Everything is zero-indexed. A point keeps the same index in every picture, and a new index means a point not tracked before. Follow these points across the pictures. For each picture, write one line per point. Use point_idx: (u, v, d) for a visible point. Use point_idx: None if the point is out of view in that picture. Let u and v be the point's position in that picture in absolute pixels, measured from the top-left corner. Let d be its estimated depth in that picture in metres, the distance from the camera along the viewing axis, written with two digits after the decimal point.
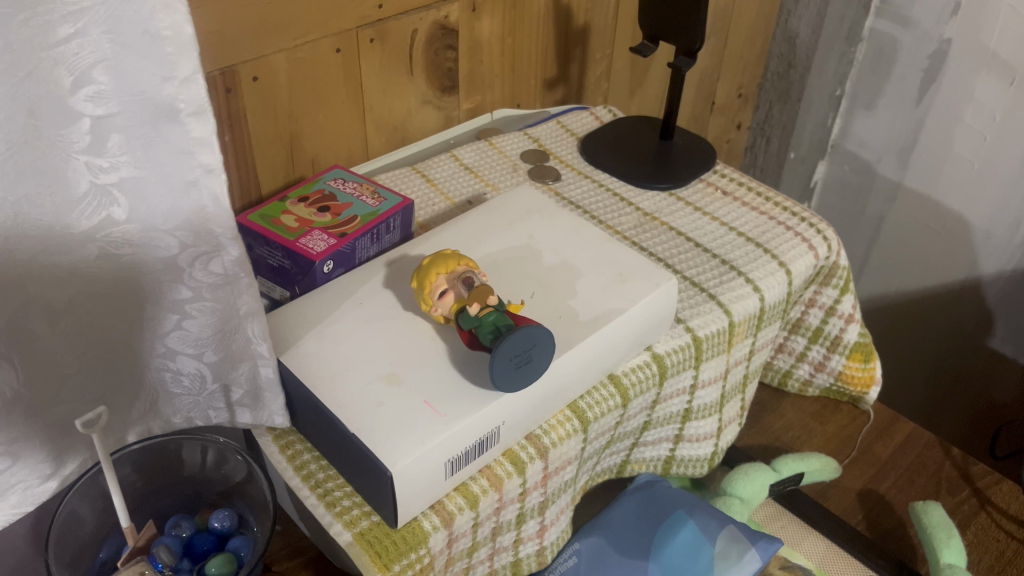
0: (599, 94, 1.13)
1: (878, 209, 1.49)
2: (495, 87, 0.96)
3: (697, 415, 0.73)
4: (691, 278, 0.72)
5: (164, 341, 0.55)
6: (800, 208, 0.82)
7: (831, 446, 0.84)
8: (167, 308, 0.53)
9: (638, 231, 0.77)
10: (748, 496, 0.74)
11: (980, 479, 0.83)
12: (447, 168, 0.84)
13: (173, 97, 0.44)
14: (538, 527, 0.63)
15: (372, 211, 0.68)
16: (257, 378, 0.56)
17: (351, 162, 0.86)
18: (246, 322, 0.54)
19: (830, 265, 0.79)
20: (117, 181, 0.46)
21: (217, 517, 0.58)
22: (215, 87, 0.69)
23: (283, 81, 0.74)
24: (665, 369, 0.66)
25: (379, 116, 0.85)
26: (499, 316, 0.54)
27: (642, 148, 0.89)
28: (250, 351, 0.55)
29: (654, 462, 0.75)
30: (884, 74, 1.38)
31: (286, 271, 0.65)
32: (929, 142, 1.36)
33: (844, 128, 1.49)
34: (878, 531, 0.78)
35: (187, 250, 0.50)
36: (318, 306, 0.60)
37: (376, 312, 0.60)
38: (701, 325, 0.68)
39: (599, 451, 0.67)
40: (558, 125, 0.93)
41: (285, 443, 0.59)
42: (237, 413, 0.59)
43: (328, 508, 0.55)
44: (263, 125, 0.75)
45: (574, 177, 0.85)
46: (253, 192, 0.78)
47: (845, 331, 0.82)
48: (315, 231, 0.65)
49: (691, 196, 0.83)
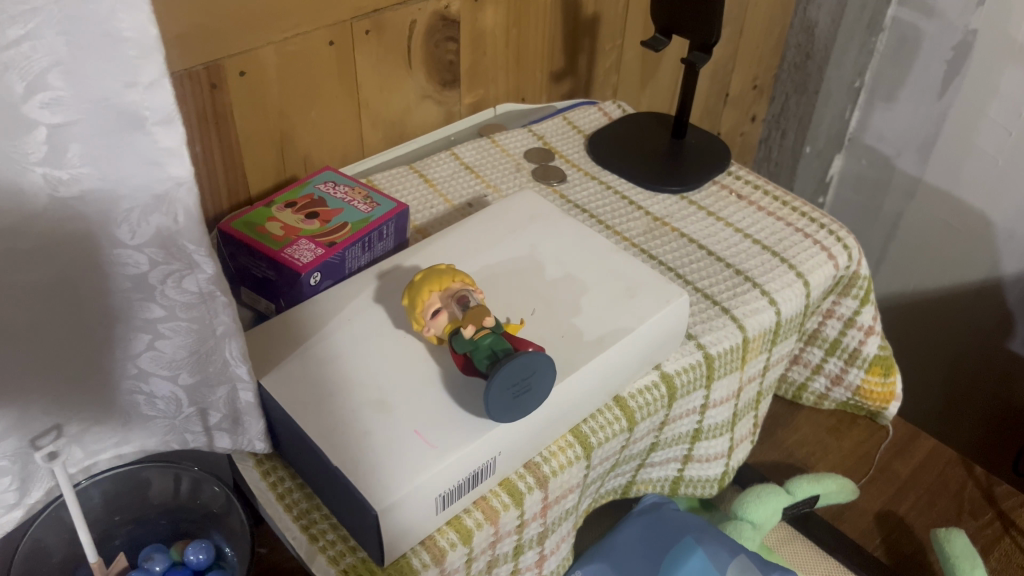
0: (608, 87, 1.08)
1: (896, 205, 1.44)
2: (498, 81, 0.92)
3: (707, 435, 0.69)
4: (703, 290, 0.68)
5: (135, 362, 0.51)
6: (819, 213, 0.77)
7: (849, 464, 0.81)
8: (138, 328, 0.49)
9: (648, 238, 0.73)
10: (760, 521, 0.70)
11: (1004, 500, 0.79)
12: (447, 168, 0.80)
13: (136, 105, 0.40)
14: (536, 558, 0.60)
15: (363, 217, 0.64)
16: (236, 401, 0.53)
17: (346, 160, 0.82)
18: (224, 343, 0.50)
19: (850, 274, 0.75)
20: (78, 194, 0.42)
21: (192, 550, 0.55)
22: (199, 83, 0.65)
23: (273, 75, 0.70)
24: (674, 389, 0.62)
25: (375, 112, 0.81)
26: (496, 339, 0.50)
27: (652, 146, 0.84)
28: (228, 373, 0.51)
29: (662, 483, 0.71)
30: (906, 66, 1.33)
31: (271, 283, 0.61)
32: (952, 136, 1.31)
33: (863, 121, 1.44)
34: (898, 556, 0.74)
35: (157, 268, 0.46)
36: (303, 322, 0.56)
37: (365, 331, 0.56)
38: (712, 341, 0.64)
39: (603, 475, 0.63)
40: (564, 121, 0.89)
41: (266, 469, 0.56)
42: (216, 437, 0.55)
43: (310, 542, 0.51)
44: (251, 123, 0.71)
45: (579, 178, 0.80)
46: (240, 194, 0.74)
47: (865, 343, 0.77)
48: (302, 240, 0.61)
49: (703, 200, 0.79)
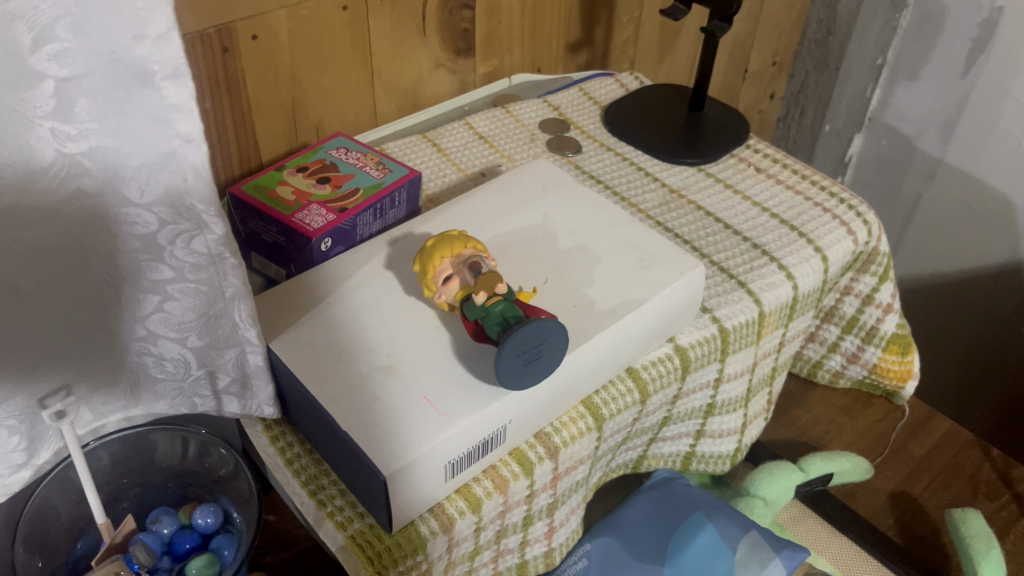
0: (624, 59, 1.06)
1: (916, 186, 1.42)
2: (514, 50, 0.90)
3: (721, 411, 0.68)
4: (719, 264, 0.67)
5: (144, 324, 0.50)
6: (838, 187, 0.75)
7: (863, 443, 0.80)
8: (147, 289, 0.49)
9: (663, 210, 0.72)
10: (772, 497, 0.69)
11: (1021, 483, 0.78)
12: (460, 137, 0.79)
13: (144, 59, 0.39)
14: (545, 529, 0.59)
15: (375, 184, 0.63)
16: (244, 365, 0.52)
17: (358, 129, 0.81)
18: (233, 306, 0.49)
19: (870, 250, 0.73)
20: (87, 149, 0.41)
21: (199, 514, 0.55)
22: (211, 46, 0.64)
23: (285, 39, 0.69)
24: (688, 363, 0.61)
25: (388, 80, 0.80)
26: (509, 306, 0.49)
27: (670, 119, 0.83)
28: (237, 336, 0.51)
29: (673, 458, 0.70)
30: (930, 44, 1.30)
31: (281, 249, 0.60)
32: (975, 116, 1.28)
33: (884, 100, 1.42)
34: (910, 537, 0.74)
35: (166, 228, 0.46)
36: (313, 288, 0.56)
37: (376, 297, 0.55)
38: (728, 315, 0.63)
39: (614, 448, 0.62)
40: (580, 91, 0.87)
41: (274, 434, 0.55)
42: (224, 402, 0.55)
43: (318, 507, 0.51)
44: (262, 89, 0.70)
45: (595, 149, 0.79)
46: (252, 160, 0.74)
47: (883, 321, 0.76)
48: (313, 206, 0.60)
49: (721, 172, 0.77)
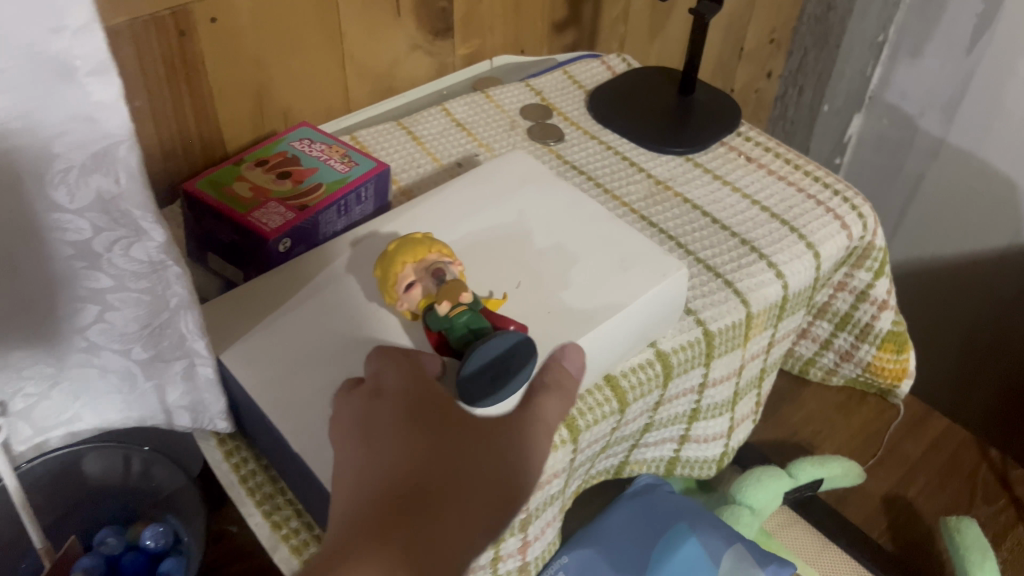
0: (614, 39, 1.02)
1: (917, 167, 1.38)
2: (496, 31, 0.86)
3: (705, 415, 0.64)
4: (705, 261, 0.63)
5: (84, 335, 0.46)
6: (832, 178, 0.72)
7: (856, 445, 0.78)
8: (84, 299, 0.45)
9: (648, 204, 0.68)
10: (758, 505, 0.67)
11: (1019, 485, 0.77)
12: (436, 124, 0.75)
13: (64, 54, 0.35)
14: (519, 544, 0.55)
15: (340, 178, 0.59)
16: (194, 377, 0.49)
17: (330, 115, 0.77)
18: (179, 316, 0.47)
19: (865, 245, 0.69)
20: (8, 150, 0.37)
21: (150, 536, 0.56)
22: (165, 31, 0.60)
23: (248, 22, 0.65)
24: (670, 369, 0.57)
25: (361, 64, 0.76)
26: (474, 317, 0.47)
27: (658, 104, 0.79)
28: (184, 347, 0.48)
29: (656, 463, 0.67)
30: (934, 19, 1.26)
31: (238, 249, 0.56)
32: (979, 95, 1.24)
33: (886, 78, 1.37)
34: (904, 544, 0.73)
35: (102, 234, 0.42)
36: (270, 294, 0.53)
37: (338, 303, 0.52)
38: (713, 317, 0.60)
39: (593, 458, 0.59)
40: (564, 74, 0.83)
41: (229, 449, 0.52)
42: (175, 416, 0.51)
43: (273, 530, 0.48)
44: (223, 75, 0.66)
45: (578, 137, 0.75)
46: (215, 150, 0.70)
47: (878, 318, 0.72)
48: (271, 203, 0.57)
49: (710, 162, 0.74)
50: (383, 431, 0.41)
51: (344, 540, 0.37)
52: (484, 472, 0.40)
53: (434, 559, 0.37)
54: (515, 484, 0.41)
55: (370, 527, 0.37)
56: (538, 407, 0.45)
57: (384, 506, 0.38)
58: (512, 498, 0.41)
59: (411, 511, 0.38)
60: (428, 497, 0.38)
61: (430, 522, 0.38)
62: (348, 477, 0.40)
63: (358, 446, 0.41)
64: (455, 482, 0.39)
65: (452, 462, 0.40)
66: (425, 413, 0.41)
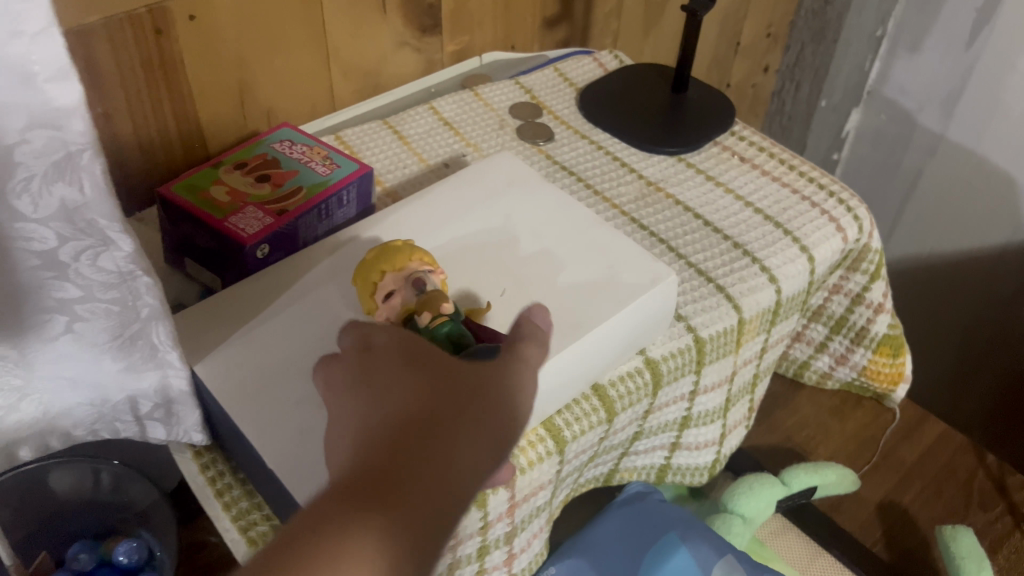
0: (607, 34, 1.00)
1: (915, 163, 1.37)
2: (485, 27, 0.84)
3: (697, 423, 0.63)
4: (697, 265, 0.62)
5: (52, 347, 0.45)
6: (827, 178, 0.70)
7: (850, 451, 0.77)
8: (52, 310, 0.43)
9: (639, 205, 0.67)
10: (750, 514, 0.66)
11: (1017, 491, 0.76)
12: (423, 123, 0.73)
13: (23, 58, 0.33)
14: (504, 556, 0.54)
15: (321, 181, 0.58)
16: (168, 390, 0.48)
17: (314, 114, 0.75)
18: (151, 326, 0.45)
19: (860, 247, 0.68)
20: None
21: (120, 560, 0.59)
22: (141, 29, 0.58)
23: (228, 19, 0.63)
24: (660, 377, 0.56)
25: (346, 62, 0.74)
26: (456, 327, 0.44)
27: (650, 102, 0.77)
28: (157, 358, 0.47)
29: (646, 471, 0.66)
30: (933, 13, 1.24)
31: (216, 255, 0.55)
32: (979, 90, 1.22)
33: (884, 72, 1.35)
34: (898, 551, 0.72)
35: (68, 244, 0.40)
36: (246, 302, 0.51)
37: (317, 312, 0.51)
38: (704, 324, 0.58)
39: (581, 467, 0.58)
40: (554, 71, 0.82)
41: (205, 462, 0.51)
42: (148, 427, 0.50)
43: (249, 546, 0.47)
44: (204, 74, 0.64)
45: (568, 136, 0.74)
46: (196, 151, 0.68)
47: (873, 321, 0.71)
48: (249, 208, 0.55)
49: (703, 162, 0.72)
50: (382, 373, 0.36)
51: (344, 483, 0.32)
52: (491, 411, 0.36)
53: (442, 497, 0.32)
54: (518, 427, 0.37)
55: (369, 465, 0.32)
56: (522, 351, 0.40)
57: (388, 442, 0.33)
58: (517, 438, 0.37)
59: (419, 445, 0.33)
60: (432, 437, 0.34)
61: (440, 457, 0.33)
62: (346, 427, 0.35)
63: (351, 393, 0.36)
64: (456, 435, 0.34)
65: (457, 400, 0.35)
66: (426, 351, 0.37)
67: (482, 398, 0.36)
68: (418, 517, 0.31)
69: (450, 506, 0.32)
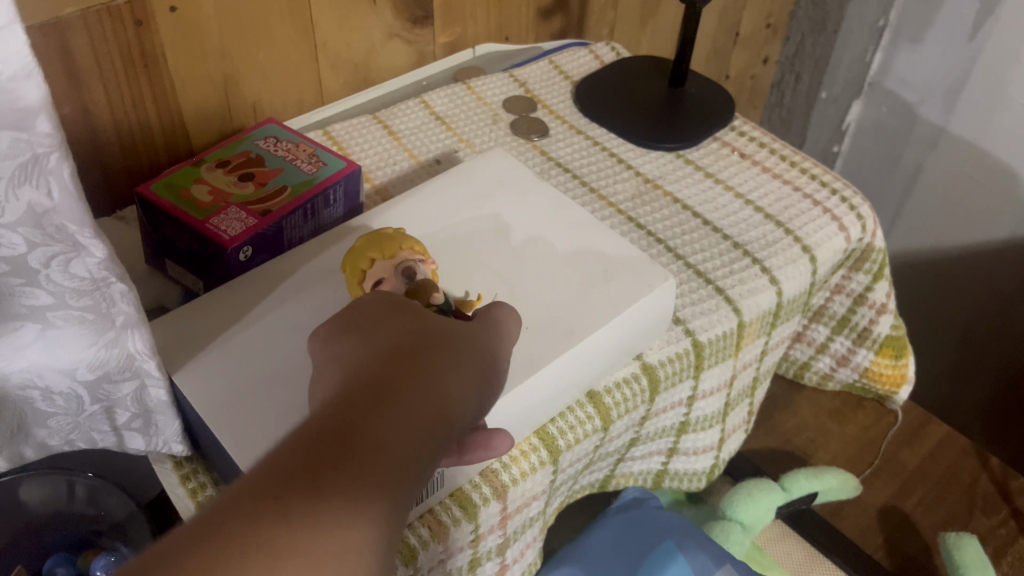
0: (604, 24, 0.98)
1: (916, 156, 1.35)
2: (479, 18, 0.82)
3: (694, 428, 0.61)
4: (696, 266, 0.60)
5: (23, 356, 0.42)
6: (829, 175, 0.68)
7: (851, 454, 0.75)
8: (21, 318, 0.40)
9: (636, 203, 0.65)
10: (749, 522, 0.64)
11: (1020, 496, 0.75)
12: (414, 117, 0.71)
13: None
14: (497, 568, 0.53)
15: (306, 180, 0.56)
16: (145, 399, 0.46)
17: (302, 108, 0.73)
18: (127, 335, 0.43)
19: (863, 247, 0.66)
20: None
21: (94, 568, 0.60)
22: (120, 20, 0.56)
23: (212, 10, 0.61)
24: (657, 383, 0.54)
25: (335, 54, 0.72)
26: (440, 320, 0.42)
27: (647, 96, 0.75)
28: (134, 368, 0.44)
29: (643, 476, 0.64)
30: (935, 4, 1.22)
31: (197, 256, 0.53)
32: (982, 83, 1.20)
33: (886, 64, 1.33)
34: (900, 559, 0.71)
35: (37, 250, 0.38)
36: (228, 307, 0.49)
37: (301, 317, 0.49)
38: (703, 327, 0.56)
39: (576, 475, 0.56)
40: (549, 63, 0.80)
41: (185, 473, 0.49)
42: (127, 437, 0.49)
43: None
44: (186, 67, 0.62)
45: (563, 132, 0.72)
46: (180, 146, 0.66)
47: (876, 323, 0.69)
48: (231, 207, 0.53)
49: (701, 158, 0.70)
50: (365, 319, 0.37)
51: (340, 404, 0.32)
52: (470, 350, 0.37)
53: (429, 427, 0.33)
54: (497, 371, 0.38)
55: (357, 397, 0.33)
56: (497, 317, 0.41)
57: (378, 369, 0.34)
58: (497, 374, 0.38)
59: (408, 371, 0.34)
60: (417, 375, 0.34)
61: (427, 384, 0.34)
62: (331, 367, 0.36)
63: (335, 344, 0.37)
64: (442, 371, 0.35)
65: (441, 345, 0.36)
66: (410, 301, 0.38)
67: (464, 345, 0.37)
68: (412, 435, 0.32)
69: (443, 427, 0.33)
